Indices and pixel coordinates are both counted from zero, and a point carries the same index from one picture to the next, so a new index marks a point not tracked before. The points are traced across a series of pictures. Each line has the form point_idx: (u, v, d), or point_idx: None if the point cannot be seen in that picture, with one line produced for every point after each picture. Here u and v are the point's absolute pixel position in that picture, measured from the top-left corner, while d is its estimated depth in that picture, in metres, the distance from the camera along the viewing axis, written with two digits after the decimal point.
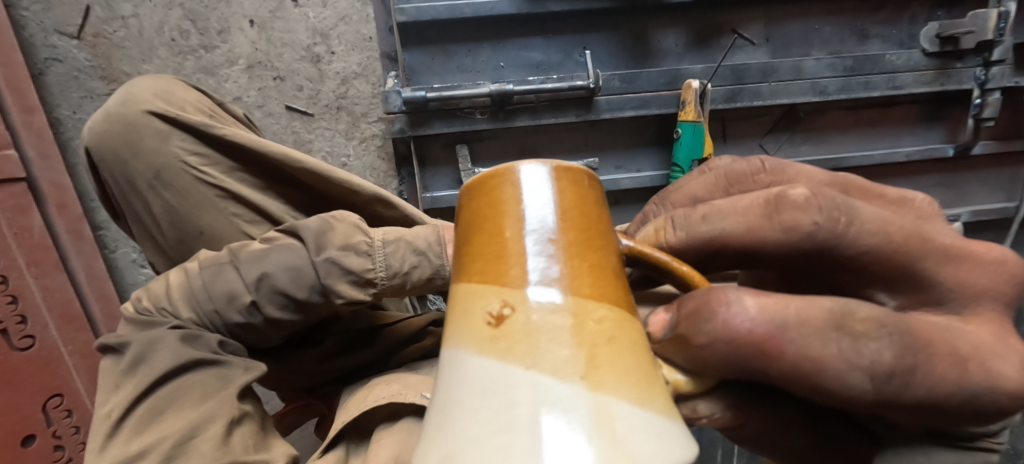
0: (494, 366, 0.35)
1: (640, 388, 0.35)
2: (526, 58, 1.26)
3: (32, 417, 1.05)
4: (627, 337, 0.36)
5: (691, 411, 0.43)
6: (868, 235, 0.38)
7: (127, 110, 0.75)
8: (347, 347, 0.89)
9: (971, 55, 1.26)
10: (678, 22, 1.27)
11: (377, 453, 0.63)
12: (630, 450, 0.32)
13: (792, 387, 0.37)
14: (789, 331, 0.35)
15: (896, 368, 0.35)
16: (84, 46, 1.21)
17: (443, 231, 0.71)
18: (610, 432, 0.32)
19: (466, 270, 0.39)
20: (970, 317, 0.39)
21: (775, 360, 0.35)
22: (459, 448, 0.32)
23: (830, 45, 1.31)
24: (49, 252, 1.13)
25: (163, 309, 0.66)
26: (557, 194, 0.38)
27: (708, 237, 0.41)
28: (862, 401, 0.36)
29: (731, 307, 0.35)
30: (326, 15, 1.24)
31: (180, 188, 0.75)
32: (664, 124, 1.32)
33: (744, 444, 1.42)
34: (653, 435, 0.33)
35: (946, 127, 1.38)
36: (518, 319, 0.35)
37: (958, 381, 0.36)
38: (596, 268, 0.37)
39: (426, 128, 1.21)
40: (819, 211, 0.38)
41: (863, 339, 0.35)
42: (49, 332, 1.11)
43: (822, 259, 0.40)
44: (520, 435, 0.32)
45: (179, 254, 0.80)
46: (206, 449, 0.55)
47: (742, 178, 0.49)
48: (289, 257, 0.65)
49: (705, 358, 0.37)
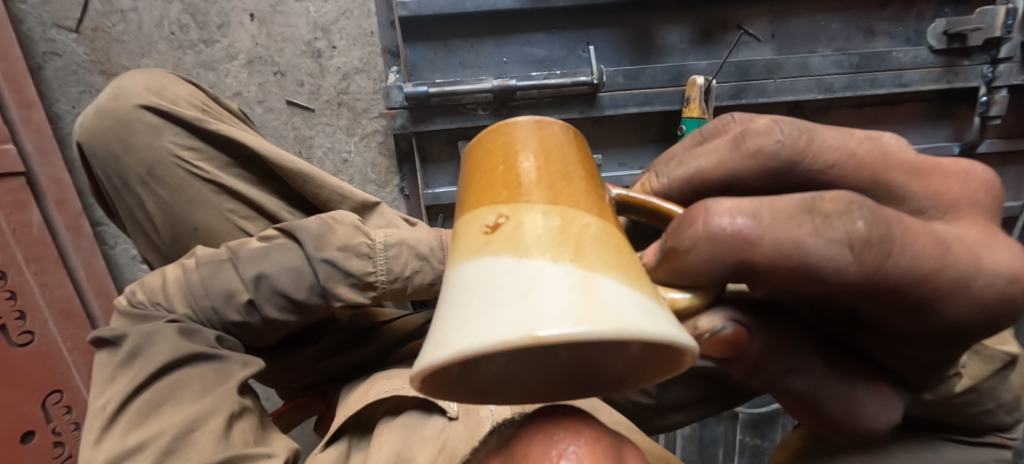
0: (485, 262, 0.33)
1: (632, 280, 0.32)
2: (529, 54, 1.25)
3: (32, 413, 1.05)
4: (620, 246, 0.34)
5: (693, 329, 0.39)
6: (829, 150, 0.40)
7: (117, 105, 0.74)
8: (345, 345, 0.89)
9: (978, 53, 1.25)
10: (682, 18, 1.26)
11: (379, 449, 0.63)
12: (618, 311, 0.28)
13: (781, 282, 0.36)
14: (763, 219, 0.35)
15: (871, 236, 0.34)
16: (82, 40, 1.20)
17: (445, 234, 0.73)
18: (595, 297, 0.29)
19: (465, 210, 0.38)
20: (952, 220, 0.40)
21: (756, 247, 0.35)
22: (446, 336, 0.29)
23: (836, 42, 1.30)
24: (48, 248, 1.12)
25: (158, 304, 0.66)
26: (536, 139, 0.38)
27: (686, 178, 0.43)
28: (849, 279, 0.35)
29: (710, 209, 0.36)
30: (326, 9, 1.22)
31: (174, 184, 0.75)
32: (668, 121, 1.31)
33: (747, 443, 1.42)
34: (649, 313, 0.29)
35: (952, 124, 1.37)
36: (511, 226, 0.34)
37: (939, 259, 0.35)
38: (584, 190, 0.36)
39: (427, 124, 1.20)
40: (782, 132, 0.40)
41: (835, 217, 0.34)
42: (48, 329, 1.10)
43: (789, 185, 0.42)
44: (505, 307, 0.29)
45: (174, 252, 0.79)
46: (206, 444, 0.54)
47: (716, 130, 0.47)
48: (289, 257, 0.65)
49: (694, 267, 0.36)
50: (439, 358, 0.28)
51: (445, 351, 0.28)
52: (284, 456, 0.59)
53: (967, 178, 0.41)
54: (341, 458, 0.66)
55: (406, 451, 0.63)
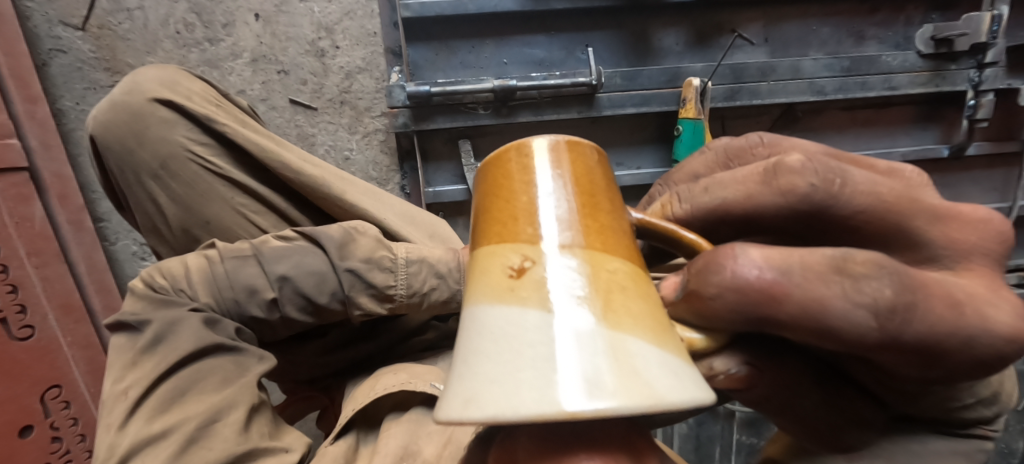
0: (513, 312, 0.35)
1: (654, 331, 0.35)
2: (528, 55, 1.27)
3: (30, 407, 1.05)
4: (640, 290, 0.37)
5: (708, 370, 0.42)
6: (860, 194, 0.38)
7: (132, 98, 0.75)
8: (349, 340, 0.88)
9: (964, 58, 1.29)
10: (679, 22, 1.29)
11: (388, 442, 0.64)
12: (647, 379, 0.32)
13: (798, 333, 0.36)
14: (794, 276, 0.34)
15: (897, 305, 0.34)
16: (88, 38, 1.21)
17: (461, 256, 0.75)
18: (628, 366, 0.33)
19: (484, 234, 0.40)
20: (963, 271, 0.40)
21: (783, 305, 0.34)
22: (482, 391, 0.32)
23: (828, 46, 1.33)
24: (50, 242, 1.13)
25: (182, 290, 0.63)
26: (574, 160, 0.40)
27: (710, 207, 0.42)
28: (868, 340, 0.35)
29: (739, 257, 0.35)
30: (330, 10, 1.25)
31: (186, 178, 0.76)
32: (664, 122, 1.33)
33: (744, 442, 1.43)
34: (669, 371, 0.33)
35: (941, 128, 1.41)
36: (538, 271, 0.36)
37: (953, 322, 0.37)
38: (607, 226, 0.38)
39: (428, 123, 1.22)
40: (816, 174, 0.37)
41: (864, 280, 0.34)
42: (48, 323, 1.10)
43: (817, 224, 0.39)
44: (540, 371, 0.32)
45: (184, 246, 0.80)
46: (228, 435, 0.56)
47: (740, 152, 0.46)
48: (314, 260, 0.65)
49: (717, 311, 0.37)
50: (480, 418, 0.31)
51: (486, 411, 0.31)
52: (299, 452, 0.61)
53: (987, 229, 0.41)
54: (349, 452, 0.66)
55: (413, 444, 0.64)
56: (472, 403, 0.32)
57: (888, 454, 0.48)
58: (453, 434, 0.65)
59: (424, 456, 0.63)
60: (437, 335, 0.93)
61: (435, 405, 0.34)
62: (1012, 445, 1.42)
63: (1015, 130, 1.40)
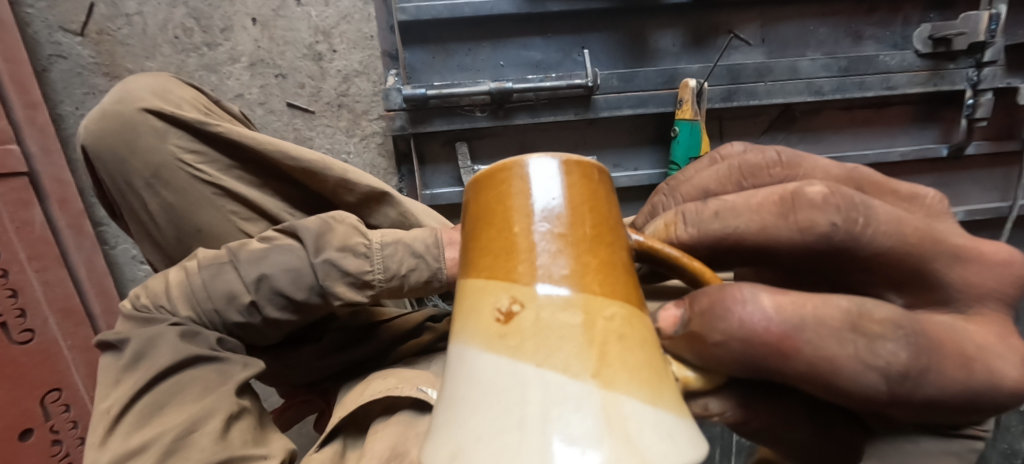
0: (504, 362, 0.35)
1: (650, 385, 0.35)
2: (525, 57, 1.27)
3: (31, 410, 1.05)
4: (637, 335, 0.37)
5: (702, 409, 0.42)
6: (884, 235, 0.38)
7: (123, 108, 0.76)
8: (346, 343, 0.90)
9: (963, 57, 1.28)
10: (675, 23, 1.29)
11: (373, 446, 0.64)
12: (640, 445, 0.32)
13: (807, 386, 0.37)
14: (806, 331, 0.34)
15: (910, 370, 0.35)
16: (87, 43, 1.22)
17: (442, 234, 0.69)
18: (622, 429, 0.33)
19: (475, 265, 0.40)
20: (974, 316, 0.40)
21: (791, 360, 0.35)
22: (469, 448, 0.33)
23: (825, 46, 1.33)
24: (50, 246, 1.13)
25: (162, 306, 0.65)
26: (577, 189, 0.39)
27: (720, 234, 0.41)
28: (877, 400, 0.36)
29: (746, 300, 0.35)
30: (327, 14, 1.25)
31: (178, 187, 0.76)
32: (662, 123, 1.33)
33: (744, 443, 1.42)
34: (662, 431, 0.33)
35: (940, 128, 1.40)
36: (528, 317, 0.36)
37: (964, 379, 0.37)
38: (607, 266, 0.38)
39: (425, 125, 1.22)
40: (838, 212, 0.37)
41: (880, 340, 0.35)
42: (49, 326, 1.11)
43: (837, 261, 0.39)
44: (529, 431, 0.32)
45: (177, 252, 0.80)
46: (204, 445, 0.56)
47: (756, 170, 0.47)
48: (288, 258, 0.64)
49: (720, 357, 0.36)
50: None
51: None
52: (279, 458, 0.60)
53: (1006, 268, 0.41)
54: (336, 456, 0.67)
55: (400, 446, 0.64)
56: (457, 458, 0.32)
57: (880, 453, 0.49)
58: None
59: (412, 456, 0.63)
60: (433, 336, 0.92)
61: (421, 451, 0.35)
62: (1015, 445, 1.42)
63: (1015, 129, 1.39)
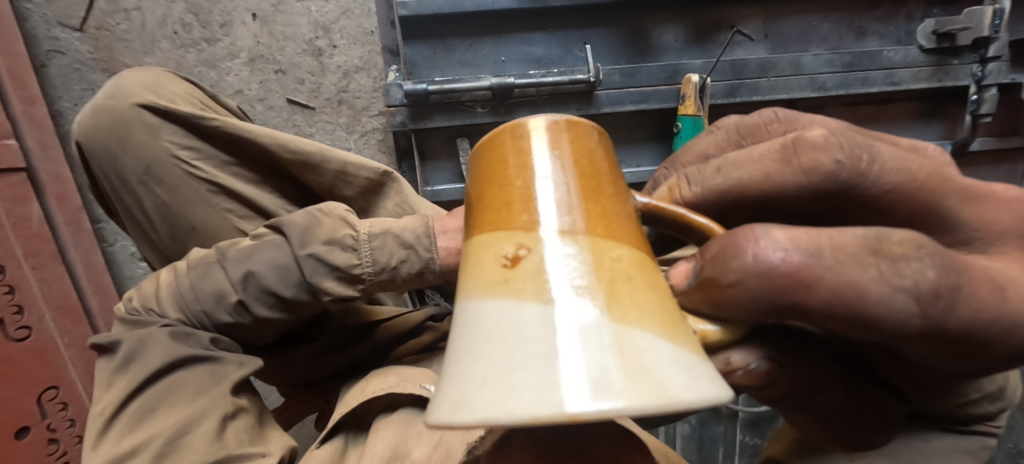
0: (509, 306, 0.34)
1: (662, 325, 0.34)
2: (527, 53, 1.27)
3: (27, 409, 1.04)
4: (646, 279, 0.36)
5: (725, 365, 0.40)
6: (891, 172, 0.37)
7: (115, 103, 0.74)
8: (343, 343, 0.88)
9: (967, 52, 1.27)
10: (677, 19, 1.28)
11: (374, 445, 0.63)
12: (657, 377, 0.31)
13: (833, 322, 0.35)
14: (824, 259, 0.33)
15: (941, 288, 0.34)
16: (86, 39, 1.22)
17: (433, 222, 0.67)
18: (636, 362, 0.31)
19: (477, 223, 0.39)
20: (996, 255, 0.40)
21: (813, 291, 0.33)
22: (478, 393, 0.31)
23: (828, 42, 1.33)
24: (47, 243, 1.12)
25: (151, 309, 0.65)
26: (573, 137, 0.39)
27: (725, 188, 0.41)
28: (909, 327, 0.35)
29: (760, 239, 0.34)
30: (327, 9, 1.25)
31: (171, 184, 0.75)
32: (664, 120, 1.33)
33: (747, 443, 1.41)
34: (679, 366, 0.32)
35: (944, 124, 1.39)
36: (533, 260, 0.35)
37: (998, 305, 0.37)
38: (610, 211, 0.37)
39: (427, 121, 1.22)
40: (840, 149, 0.36)
41: (904, 261, 0.33)
42: (45, 324, 1.10)
43: (843, 204, 0.38)
44: (538, 368, 0.31)
45: (173, 252, 0.79)
46: (199, 445, 0.54)
47: (754, 129, 0.46)
48: (276, 253, 0.63)
49: (737, 300, 0.35)
50: (473, 422, 0.29)
51: (478, 416, 0.29)
52: (279, 455, 0.59)
53: (1017, 208, 0.41)
54: (337, 454, 0.66)
55: (401, 446, 0.63)
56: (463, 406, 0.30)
57: (892, 453, 0.48)
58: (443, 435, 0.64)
59: (414, 456, 0.62)
60: (433, 336, 0.91)
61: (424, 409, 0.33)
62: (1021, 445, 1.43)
63: (1020, 125, 1.38)
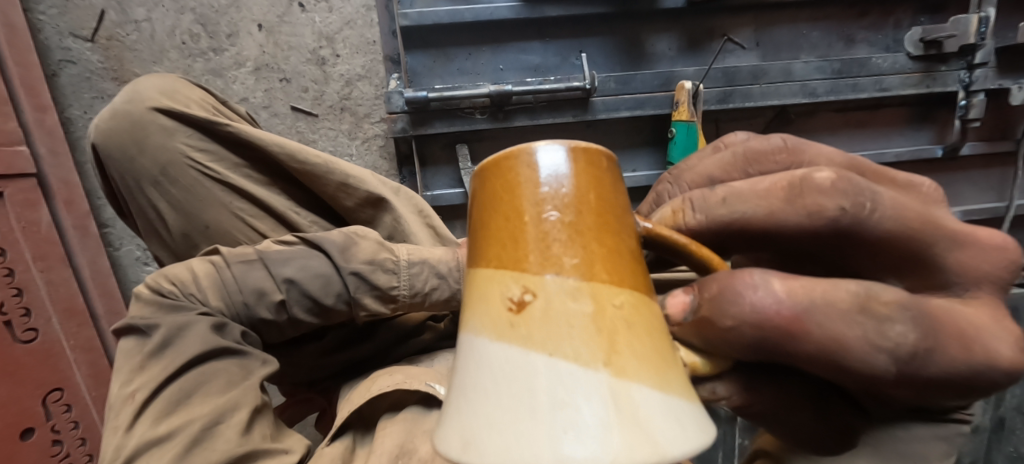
0: (515, 352, 0.37)
1: (659, 372, 0.37)
2: (524, 61, 1.30)
3: (32, 410, 1.05)
4: (645, 321, 0.38)
5: (710, 393, 0.45)
6: (888, 219, 0.40)
7: (132, 107, 0.77)
8: (347, 341, 0.88)
9: (954, 59, 1.31)
10: (671, 27, 1.32)
11: (383, 442, 0.65)
12: (648, 431, 0.34)
13: (816, 366, 0.38)
14: (816, 314, 0.36)
15: (917, 349, 0.38)
16: (97, 49, 1.25)
17: (461, 254, 0.74)
18: (632, 416, 0.34)
19: (485, 254, 0.40)
20: (970, 299, 0.42)
21: (802, 342, 0.36)
22: (486, 433, 0.35)
23: (818, 50, 1.36)
24: (55, 246, 1.15)
25: (190, 295, 0.63)
26: (588, 173, 0.40)
27: (728, 220, 0.42)
28: (884, 378, 0.39)
29: (757, 290, 0.36)
30: (331, 20, 1.29)
31: (186, 185, 0.78)
32: (660, 125, 1.35)
33: (746, 445, 1.41)
34: (670, 416, 0.35)
35: (934, 129, 1.42)
36: (538, 307, 0.37)
37: (964, 359, 0.39)
38: (615, 252, 0.39)
39: (426, 128, 1.25)
40: (845, 198, 0.38)
41: (889, 323, 0.37)
42: (52, 326, 1.12)
43: (844, 243, 0.41)
44: (543, 419, 0.34)
45: (183, 249, 0.82)
46: (230, 436, 0.56)
47: (760, 156, 0.47)
48: (320, 263, 0.66)
49: (727, 340, 0.38)
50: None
51: (488, 458, 0.34)
52: (300, 453, 0.62)
53: (1000, 257, 0.42)
54: (345, 453, 0.67)
55: (408, 443, 0.64)
56: (473, 447, 0.34)
57: (875, 441, 0.49)
58: None
59: (420, 453, 0.63)
60: (433, 336, 0.93)
61: (437, 438, 0.37)
62: (1021, 449, 1.44)
63: (1008, 130, 1.41)
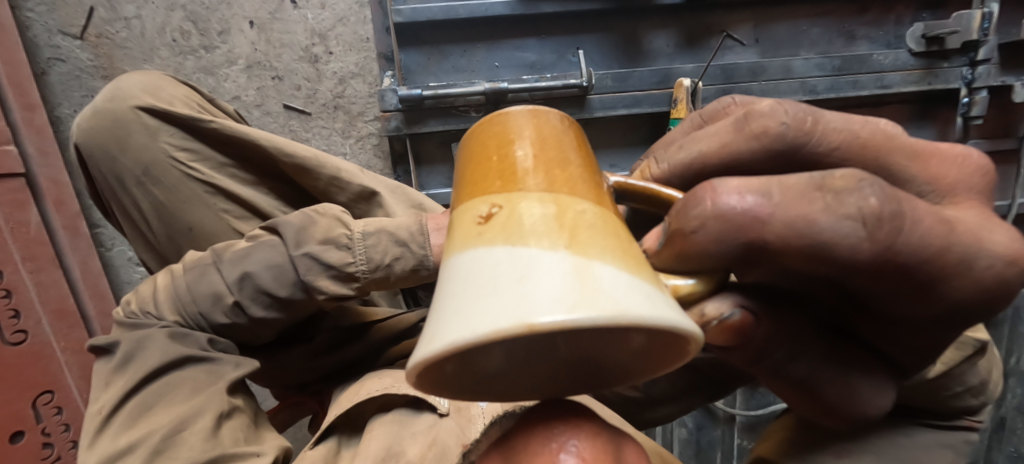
0: (477, 252, 0.31)
1: (630, 264, 0.31)
2: (520, 58, 1.28)
3: (20, 413, 1.04)
4: (613, 229, 0.33)
5: (699, 317, 0.36)
6: (834, 131, 0.38)
7: (115, 106, 0.75)
8: (336, 343, 0.87)
9: (956, 55, 1.29)
10: (668, 24, 1.30)
11: (370, 444, 0.63)
12: (615, 298, 0.26)
13: (790, 258, 0.34)
14: (773, 197, 0.33)
15: (885, 214, 0.32)
16: (86, 46, 1.24)
17: (428, 219, 0.65)
18: (590, 283, 0.27)
19: (458, 201, 0.37)
20: (949, 205, 0.38)
21: (767, 225, 0.33)
22: (441, 328, 0.27)
23: (818, 46, 1.34)
24: (46, 247, 1.13)
25: (149, 312, 0.65)
26: (534, 123, 0.38)
27: (686, 164, 0.41)
28: (862, 258, 0.33)
29: (717, 187, 0.33)
30: (323, 16, 1.27)
31: (170, 184, 0.76)
32: (657, 123, 1.34)
33: (745, 447, 1.40)
34: (642, 295, 0.28)
35: (936, 126, 1.40)
36: (504, 215, 0.32)
37: (945, 237, 0.34)
38: (575, 176, 0.35)
39: (421, 126, 1.23)
40: (786, 114, 0.38)
41: (846, 193, 0.33)
42: (42, 328, 1.10)
43: (795, 167, 0.39)
44: (493, 296, 0.27)
45: (169, 251, 0.80)
46: (194, 442, 0.54)
47: (715, 113, 0.47)
48: (271, 253, 0.62)
49: (704, 247, 0.33)
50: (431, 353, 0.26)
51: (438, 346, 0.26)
52: (273, 454, 0.58)
53: (965, 163, 0.39)
54: (330, 454, 0.65)
55: (396, 445, 0.63)
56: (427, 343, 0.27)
57: (878, 449, 0.48)
58: (437, 435, 0.62)
59: (407, 456, 0.61)
60: None
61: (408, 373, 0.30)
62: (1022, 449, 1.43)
63: (1011, 128, 1.39)
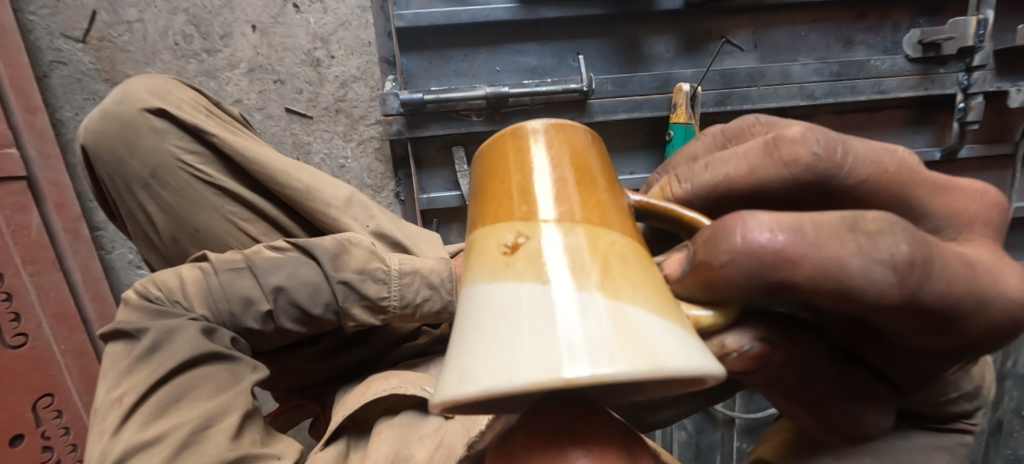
0: (508, 286, 0.32)
1: (658, 301, 0.33)
2: (521, 63, 1.29)
3: (21, 416, 1.05)
4: (638, 259, 0.35)
5: (719, 349, 0.37)
6: (864, 164, 0.39)
7: (123, 108, 0.76)
8: (340, 346, 0.87)
9: (953, 61, 1.30)
10: (668, 29, 1.31)
11: (378, 447, 0.63)
12: (649, 346, 0.29)
13: (818, 298, 0.34)
14: (806, 236, 0.32)
15: (915, 259, 0.33)
16: (88, 49, 1.24)
17: (454, 267, 0.74)
18: (628, 331, 0.30)
19: (480, 218, 0.38)
20: (965, 241, 0.41)
21: (798, 266, 0.32)
22: (486, 366, 0.29)
23: (817, 51, 1.35)
24: (46, 250, 1.13)
25: (177, 301, 0.63)
26: (564, 140, 0.38)
27: (713, 184, 0.41)
28: (889, 299, 0.33)
29: (748, 221, 0.33)
30: (326, 20, 1.27)
31: (177, 187, 0.76)
32: (657, 127, 1.35)
33: (744, 449, 1.41)
34: (673, 338, 0.30)
35: (933, 131, 1.41)
36: (533, 246, 0.33)
37: (968, 280, 0.36)
38: (603, 202, 0.36)
39: (422, 130, 1.24)
40: (818, 142, 0.38)
41: (879, 236, 0.33)
42: (42, 331, 1.10)
43: (822, 195, 0.40)
44: (535, 340, 0.29)
45: (174, 252, 0.80)
46: (220, 440, 0.55)
47: (739, 132, 0.47)
48: (305, 272, 0.65)
49: (730, 281, 0.34)
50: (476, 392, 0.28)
51: (481, 385, 0.28)
52: (291, 459, 0.60)
53: (982, 197, 0.42)
54: (340, 456, 0.65)
55: (403, 449, 0.63)
56: (466, 380, 0.29)
57: (877, 451, 0.48)
58: (444, 437, 0.64)
59: (416, 459, 0.61)
60: (429, 339, 0.92)
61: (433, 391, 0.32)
62: (1018, 451, 1.44)
63: (1007, 133, 1.41)
